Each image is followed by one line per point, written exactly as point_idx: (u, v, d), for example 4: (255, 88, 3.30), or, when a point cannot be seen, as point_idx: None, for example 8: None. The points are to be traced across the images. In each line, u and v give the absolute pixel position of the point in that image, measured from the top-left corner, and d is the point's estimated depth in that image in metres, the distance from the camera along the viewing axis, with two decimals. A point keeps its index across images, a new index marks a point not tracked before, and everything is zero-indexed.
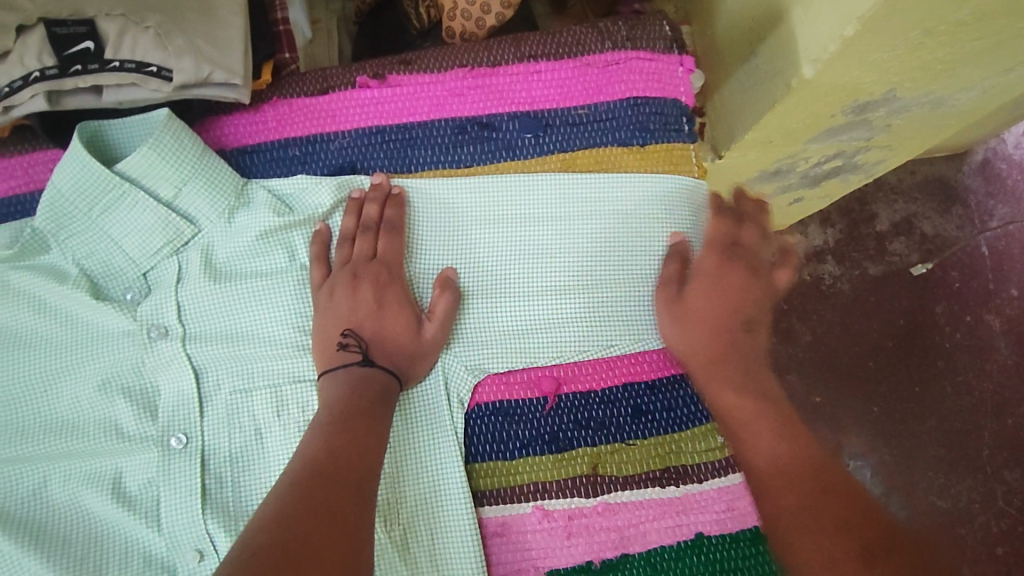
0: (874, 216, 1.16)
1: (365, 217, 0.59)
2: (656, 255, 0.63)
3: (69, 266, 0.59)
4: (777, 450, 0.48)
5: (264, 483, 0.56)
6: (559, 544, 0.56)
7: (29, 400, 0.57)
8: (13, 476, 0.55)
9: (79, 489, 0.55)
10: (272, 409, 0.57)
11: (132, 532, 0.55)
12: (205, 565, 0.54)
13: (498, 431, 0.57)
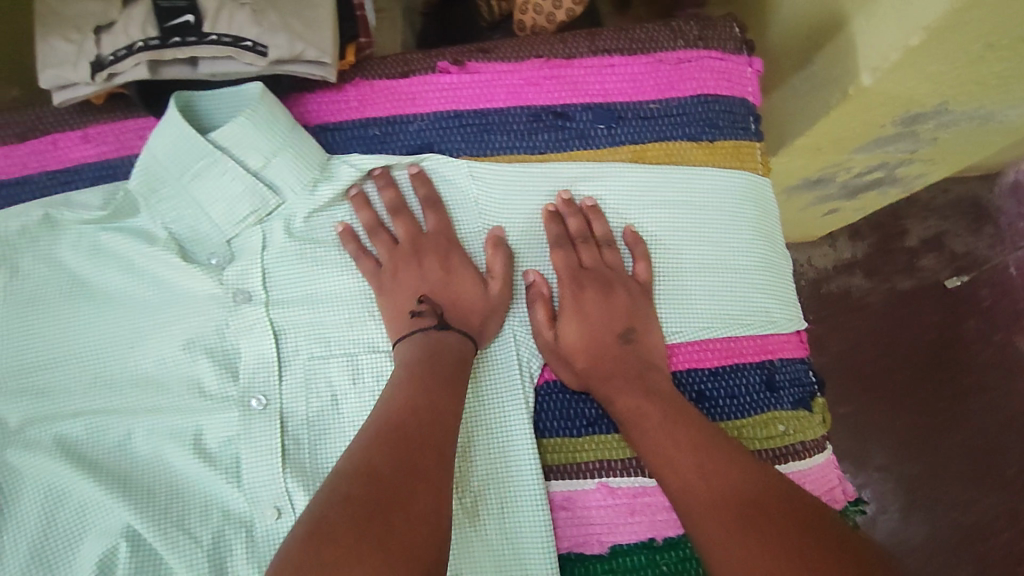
0: (906, 231, 1.17)
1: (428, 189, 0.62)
2: (725, 249, 0.63)
3: (157, 229, 0.61)
4: (681, 451, 0.52)
5: (340, 446, 0.59)
6: (622, 520, 0.57)
7: (112, 357, 0.59)
8: (101, 426, 0.58)
9: (163, 443, 0.58)
10: (349, 375, 0.60)
11: (212, 487, 0.57)
12: (283, 523, 0.56)
13: (565, 408, 0.59)
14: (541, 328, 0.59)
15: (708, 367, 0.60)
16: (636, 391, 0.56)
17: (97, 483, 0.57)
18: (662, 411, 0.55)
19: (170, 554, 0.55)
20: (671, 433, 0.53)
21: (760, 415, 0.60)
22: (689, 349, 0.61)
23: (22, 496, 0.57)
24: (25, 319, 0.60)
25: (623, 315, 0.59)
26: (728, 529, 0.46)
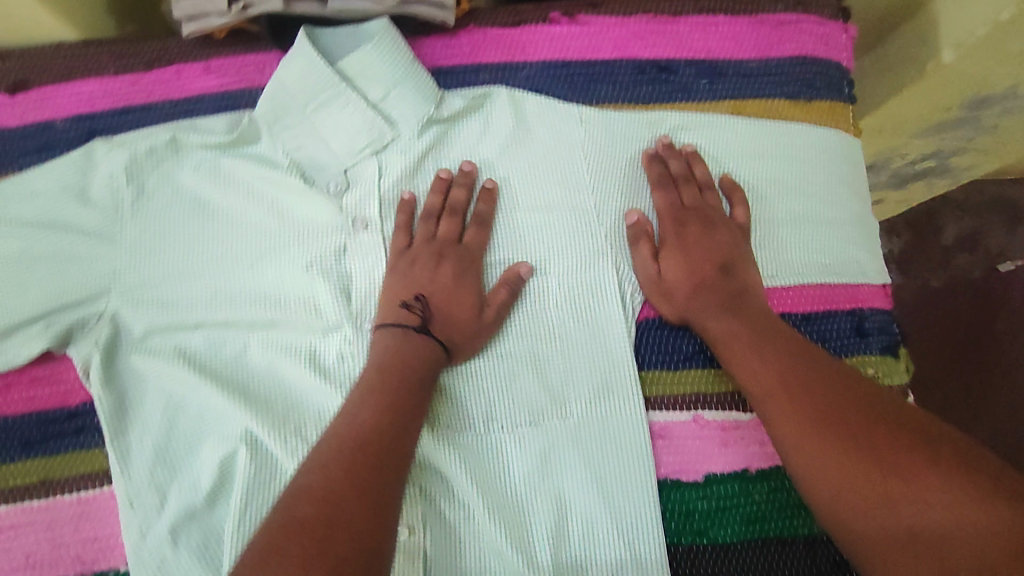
0: (941, 230, 1.13)
1: (451, 201, 0.62)
2: (821, 202, 0.66)
3: (279, 156, 0.62)
4: (760, 369, 0.55)
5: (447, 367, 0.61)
6: (716, 450, 0.60)
7: (229, 276, 0.62)
8: (220, 339, 0.61)
9: (277, 356, 0.60)
10: None
11: (324, 402, 0.59)
12: None
13: (664, 343, 0.62)
14: (646, 265, 0.61)
15: (802, 312, 0.63)
16: (724, 312, 0.58)
17: (218, 393, 0.59)
18: (748, 332, 0.57)
19: (290, 460, 0.57)
20: (755, 351, 0.56)
21: (850, 358, 0.62)
22: (784, 294, 0.63)
23: (145, 400, 0.59)
24: (151, 236, 0.61)
25: (715, 250, 0.61)
26: (815, 435, 0.50)
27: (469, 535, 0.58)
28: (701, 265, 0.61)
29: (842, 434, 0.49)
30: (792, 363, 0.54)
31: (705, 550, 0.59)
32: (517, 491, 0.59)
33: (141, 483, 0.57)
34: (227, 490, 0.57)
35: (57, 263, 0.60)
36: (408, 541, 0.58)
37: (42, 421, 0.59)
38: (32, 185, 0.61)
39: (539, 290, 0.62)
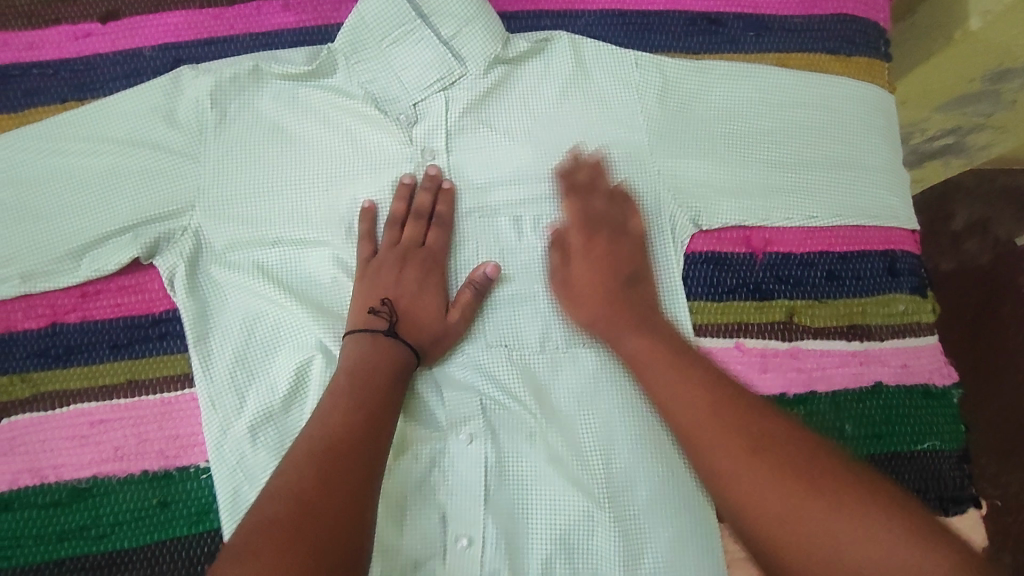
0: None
1: (416, 205, 0.65)
2: (860, 149, 0.69)
3: (354, 88, 0.66)
4: (667, 391, 0.54)
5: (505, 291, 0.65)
6: (756, 376, 0.64)
7: (305, 198, 0.66)
8: (297, 256, 0.65)
9: (351, 274, 0.65)
10: (516, 231, 0.66)
11: None
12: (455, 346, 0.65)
13: (710, 276, 0.66)
14: (556, 268, 0.64)
15: (837, 250, 0.67)
16: (631, 330, 0.59)
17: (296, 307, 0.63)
18: (663, 344, 0.57)
19: None
20: (667, 371, 0.55)
21: (882, 295, 0.67)
22: (821, 233, 0.68)
23: (225, 311, 0.63)
24: (232, 158, 0.65)
25: (614, 224, 0.64)
26: (718, 441, 0.50)
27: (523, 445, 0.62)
28: (607, 278, 0.62)
29: (733, 436, 0.49)
30: (704, 379, 0.54)
31: None
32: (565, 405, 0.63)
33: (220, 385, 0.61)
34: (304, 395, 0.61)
35: (143, 179, 0.63)
36: (470, 447, 0.62)
37: (130, 326, 0.63)
38: (120, 107, 0.64)
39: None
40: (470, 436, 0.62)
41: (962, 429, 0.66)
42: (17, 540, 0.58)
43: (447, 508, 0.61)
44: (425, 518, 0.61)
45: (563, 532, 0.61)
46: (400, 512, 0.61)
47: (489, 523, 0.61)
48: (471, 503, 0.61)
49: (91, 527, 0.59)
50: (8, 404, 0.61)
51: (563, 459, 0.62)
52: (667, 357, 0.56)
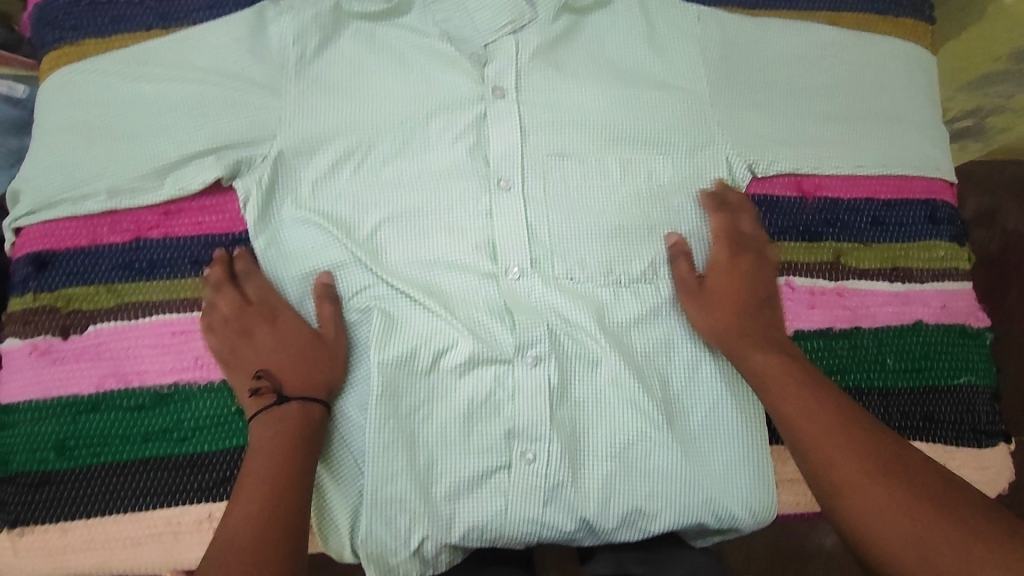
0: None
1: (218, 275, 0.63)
2: (909, 103, 0.72)
3: (429, 27, 0.69)
4: (803, 406, 0.56)
5: (569, 229, 0.68)
6: (804, 310, 0.68)
7: (378, 133, 0.67)
8: (371, 189, 0.67)
9: (423, 208, 0.67)
10: (581, 173, 0.68)
11: (465, 255, 0.67)
12: (522, 282, 0.67)
13: (761, 218, 0.70)
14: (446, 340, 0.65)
15: (882, 198, 0.71)
16: (760, 349, 0.61)
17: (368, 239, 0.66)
18: (791, 365, 0.59)
19: (435, 296, 0.66)
20: (802, 388, 0.57)
21: (923, 241, 0.71)
22: (868, 182, 0.71)
23: (295, 238, 0.66)
24: (309, 90, 0.66)
25: (748, 286, 0.65)
26: (844, 457, 0.52)
27: (582, 367, 0.66)
28: (742, 303, 0.64)
29: (857, 458, 0.51)
30: (838, 403, 0.56)
31: None
32: (626, 332, 0.67)
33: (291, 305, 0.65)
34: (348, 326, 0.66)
35: (226, 106, 0.65)
36: (534, 369, 0.65)
37: (210, 244, 0.65)
38: (206, 39, 0.67)
39: (652, 163, 0.69)
40: (536, 358, 0.65)
41: (992, 369, 0.70)
42: (104, 440, 0.60)
43: (512, 425, 0.65)
44: (491, 431, 0.65)
45: (621, 453, 0.65)
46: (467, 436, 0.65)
47: (554, 439, 0.65)
48: (535, 420, 0.65)
49: (174, 430, 0.61)
50: (94, 312, 0.63)
51: (623, 382, 0.66)
52: (788, 369, 0.59)
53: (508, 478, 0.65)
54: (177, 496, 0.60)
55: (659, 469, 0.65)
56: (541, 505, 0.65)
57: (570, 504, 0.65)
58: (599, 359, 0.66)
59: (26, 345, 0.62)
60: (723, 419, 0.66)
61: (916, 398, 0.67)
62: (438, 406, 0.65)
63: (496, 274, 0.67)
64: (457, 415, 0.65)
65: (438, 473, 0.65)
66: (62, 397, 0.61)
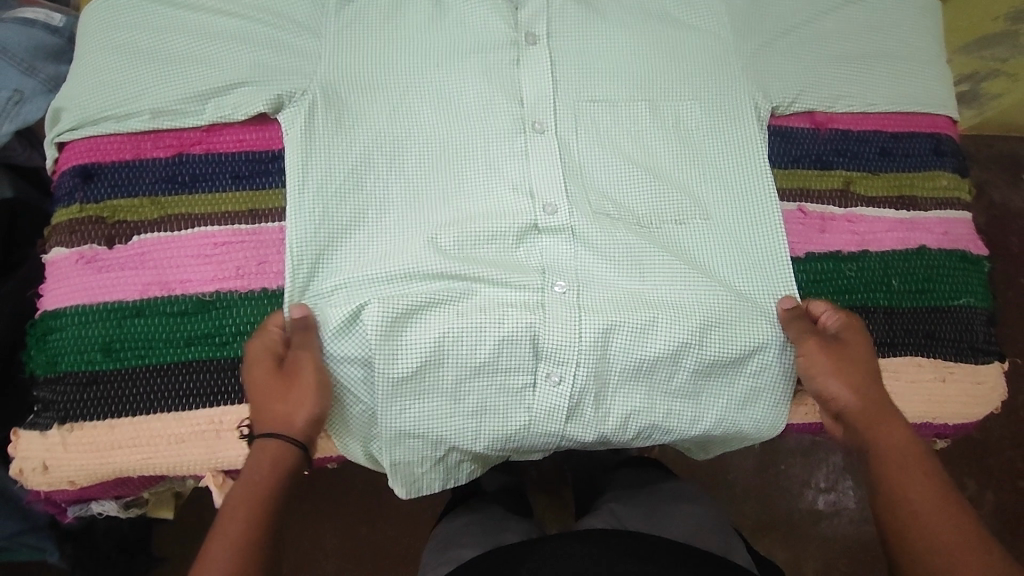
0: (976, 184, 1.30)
1: (235, 215, 0.66)
2: (917, 48, 0.76)
3: None
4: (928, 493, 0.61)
5: (602, 169, 0.71)
6: (816, 234, 0.71)
7: (418, 71, 0.70)
8: (411, 120, 0.70)
9: (458, 142, 0.70)
10: (611, 117, 0.72)
11: (501, 190, 0.70)
12: (557, 215, 0.70)
13: (777, 147, 0.74)
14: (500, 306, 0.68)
15: (889, 132, 0.75)
16: (902, 428, 0.64)
17: (404, 177, 0.69)
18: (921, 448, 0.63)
19: (472, 224, 0.69)
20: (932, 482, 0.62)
21: (927, 172, 0.75)
22: (876, 118, 0.75)
23: (341, 158, 0.68)
24: (352, 29, 0.69)
25: (865, 357, 0.67)
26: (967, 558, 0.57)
27: (604, 295, 0.69)
28: (864, 371, 0.66)
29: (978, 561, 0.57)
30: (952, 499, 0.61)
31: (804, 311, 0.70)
32: (653, 265, 0.70)
33: (310, 237, 0.65)
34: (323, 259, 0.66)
35: (269, 40, 0.68)
36: (563, 296, 0.69)
37: (250, 160, 0.68)
38: None
39: (678, 105, 0.72)
40: (565, 286, 0.69)
41: (990, 293, 0.74)
42: (148, 344, 0.62)
43: (538, 348, 0.68)
44: (519, 346, 0.67)
45: (643, 377, 0.69)
46: (499, 367, 0.67)
47: (576, 361, 0.68)
48: (562, 341, 0.67)
49: (216, 335, 0.63)
50: (138, 223, 0.65)
51: (655, 311, 0.68)
52: (920, 452, 0.63)
53: (531, 400, 0.68)
54: (219, 398, 0.62)
55: (684, 392, 0.69)
56: (563, 423, 0.68)
57: (592, 421, 0.69)
58: (627, 286, 0.69)
59: (72, 253, 0.64)
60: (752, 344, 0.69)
61: (920, 317, 0.71)
62: (463, 331, 0.67)
63: (536, 224, 0.70)
64: (489, 335, 0.67)
65: (453, 409, 0.67)
66: (108, 303, 0.63)
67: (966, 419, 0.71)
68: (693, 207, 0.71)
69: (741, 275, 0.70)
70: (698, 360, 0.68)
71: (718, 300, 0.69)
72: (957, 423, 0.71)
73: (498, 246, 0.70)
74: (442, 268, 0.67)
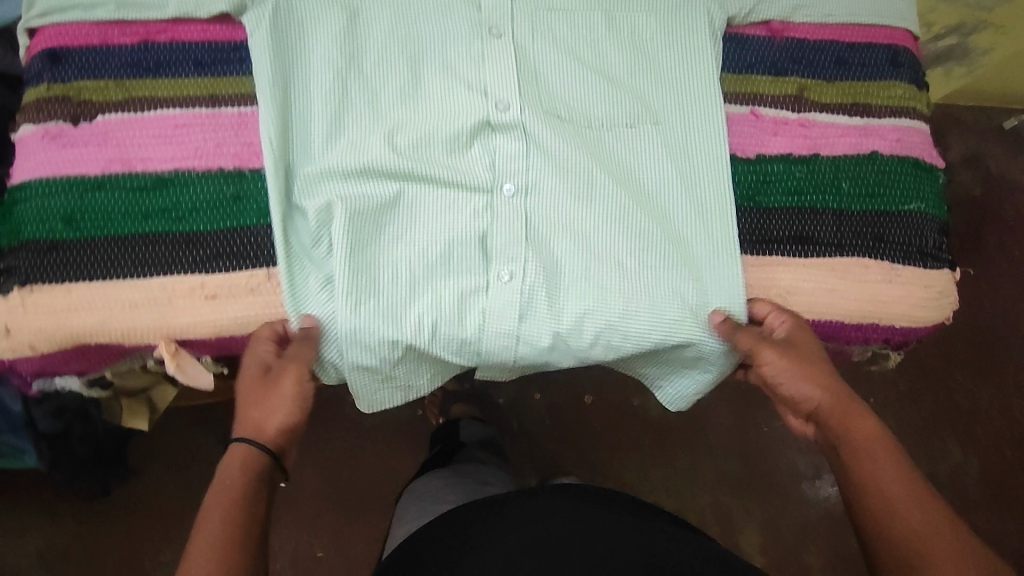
0: (948, 146, 1.58)
1: (197, 99, 0.68)
2: None
3: None
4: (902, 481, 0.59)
5: (557, 75, 0.72)
6: (767, 137, 0.72)
7: None
8: (369, 21, 0.70)
9: (416, 43, 0.71)
10: (567, 24, 0.72)
11: (460, 92, 0.70)
12: (510, 113, 0.70)
13: (732, 53, 0.74)
14: (448, 201, 0.70)
15: (845, 41, 0.75)
16: (864, 420, 0.64)
17: (364, 80, 0.70)
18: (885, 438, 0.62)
19: (426, 120, 0.70)
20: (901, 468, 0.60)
21: (883, 81, 0.75)
22: (834, 28, 0.76)
23: (308, 61, 0.69)
24: None
25: (819, 358, 0.67)
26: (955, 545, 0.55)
27: (554, 204, 0.71)
28: (821, 371, 0.66)
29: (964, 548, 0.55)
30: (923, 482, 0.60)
31: (750, 210, 0.71)
32: (605, 173, 0.71)
33: (278, 135, 0.67)
34: (292, 155, 0.68)
35: None
36: (513, 199, 0.70)
37: (213, 49, 0.69)
38: None
39: (635, 17, 0.73)
40: (514, 189, 0.70)
41: (943, 202, 0.75)
42: (107, 216, 0.65)
43: (488, 248, 0.70)
44: (468, 237, 0.69)
45: (593, 279, 0.70)
46: (454, 262, 0.69)
47: (529, 260, 0.69)
48: (514, 242, 0.69)
49: (171, 210, 0.65)
50: (103, 104, 0.67)
51: (601, 214, 0.71)
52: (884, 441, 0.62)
53: (485, 300, 0.69)
54: (173, 268, 0.64)
55: (636, 295, 0.69)
56: (517, 321, 0.69)
57: (546, 320, 0.69)
58: (576, 186, 0.70)
59: (39, 130, 0.66)
60: (697, 243, 0.71)
61: (868, 220, 0.71)
62: (417, 231, 0.69)
63: (489, 122, 0.70)
64: (441, 225, 0.69)
65: (406, 307, 0.68)
66: (70, 177, 0.65)
67: (911, 322, 0.72)
68: (647, 112, 0.72)
69: (690, 176, 0.72)
70: (643, 259, 0.70)
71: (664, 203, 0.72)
72: (903, 327, 0.73)
73: (455, 148, 0.70)
74: (393, 167, 0.68)
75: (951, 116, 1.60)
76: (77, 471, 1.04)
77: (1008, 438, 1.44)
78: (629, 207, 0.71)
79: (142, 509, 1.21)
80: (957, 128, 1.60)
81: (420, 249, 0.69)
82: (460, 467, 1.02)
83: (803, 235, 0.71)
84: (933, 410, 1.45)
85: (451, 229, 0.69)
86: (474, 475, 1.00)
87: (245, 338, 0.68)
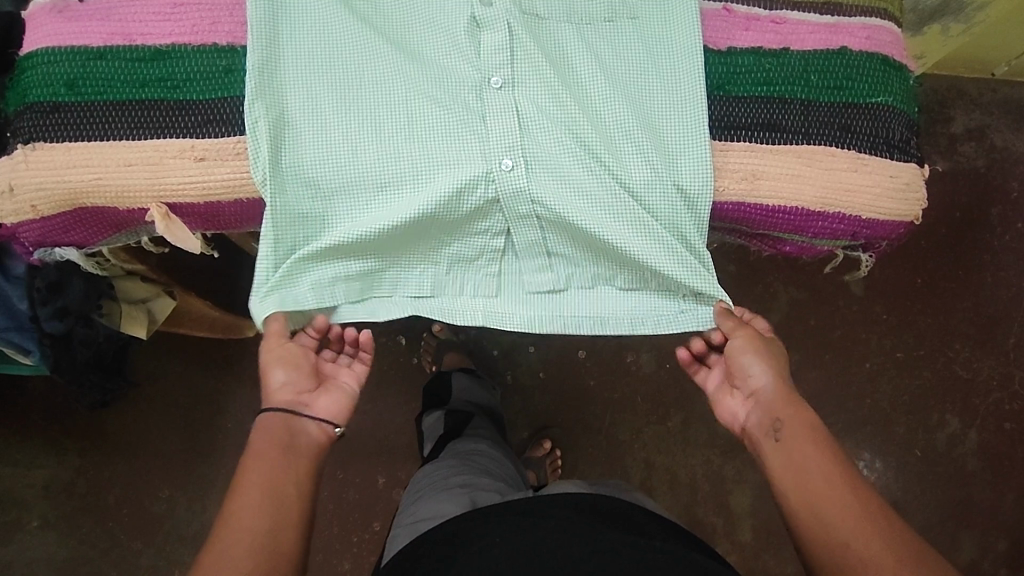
0: (950, 118, 1.46)
1: None
2: None
3: None
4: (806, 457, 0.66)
5: None
6: (739, 32, 0.75)
7: None
8: None
9: None
10: None
11: None
12: (496, 8, 0.73)
13: None
14: (441, 89, 0.72)
15: None
16: (793, 409, 0.70)
17: None
18: (814, 428, 0.68)
19: (417, 16, 0.74)
20: (812, 449, 0.66)
21: None
22: None
23: None
24: None
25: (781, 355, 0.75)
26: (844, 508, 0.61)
27: (537, 94, 0.73)
28: (781, 362, 0.74)
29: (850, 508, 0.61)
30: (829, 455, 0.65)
31: (719, 99, 0.74)
32: (586, 71, 0.74)
33: (264, 17, 0.70)
34: (276, 39, 0.71)
35: None
36: (500, 92, 0.72)
37: None
38: None
39: None
40: (500, 82, 0.72)
41: (912, 101, 0.77)
42: (108, 83, 0.69)
43: (479, 135, 0.72)
44: (460, 123, 0.72)
45: (579, 163, 0.73)
46: (443, 148, 0.72)
47: (523, 149, 0.72)
48: (508, 133, 0.72)
49: (168, 80, 0.70)
50: None
51: (580, 101, 0.73)
52: (812, 431, 0.68)
53: (488, 190, 0.72)
54: (166, 132, 0.69)
55: (610, 183, 0.73)
56: (509, 203, 0.73)
57: (534, 198, 0.73)
58: (558, 75, 0.73)
59: (47, 5, 0.70)
60: (676, 132, 0.73)
61: (835, 111, 0.74)
62: (409, 116, 0.72)
63: (475, 19, 0.73)
64: (435, 114, 0.72)
65: (390, 189, 0.72)
66: (74, 47, 0.69)
67: (877, 214, 0.74)
68: (623, 8, 0.75)
69: (668, 69, 0.74)
70: (626, 148, 0.73)
71: (649, 104, 0.74)
72: (870, 219, 0.75)
73: (444, 42, 0.73)
74: (385, 55, 0.72)
75: (954, 89, 1.47)
76: (80, 376, 1.04)
77: (1007, 410, 1.40)
78: (609, 103, 0.73)
79: (155, 439, 1.31)
80: (959, 100, 1.47)
81: (415, 137, 0.71)
82: (460, 455, 1.06)
83: (770, 123, 0.73)
84: (930, 381, 1.40)
85: (445, 119, 0.72)
86: (478, 462, 1.04)
87: (234, 205, 0.72)
